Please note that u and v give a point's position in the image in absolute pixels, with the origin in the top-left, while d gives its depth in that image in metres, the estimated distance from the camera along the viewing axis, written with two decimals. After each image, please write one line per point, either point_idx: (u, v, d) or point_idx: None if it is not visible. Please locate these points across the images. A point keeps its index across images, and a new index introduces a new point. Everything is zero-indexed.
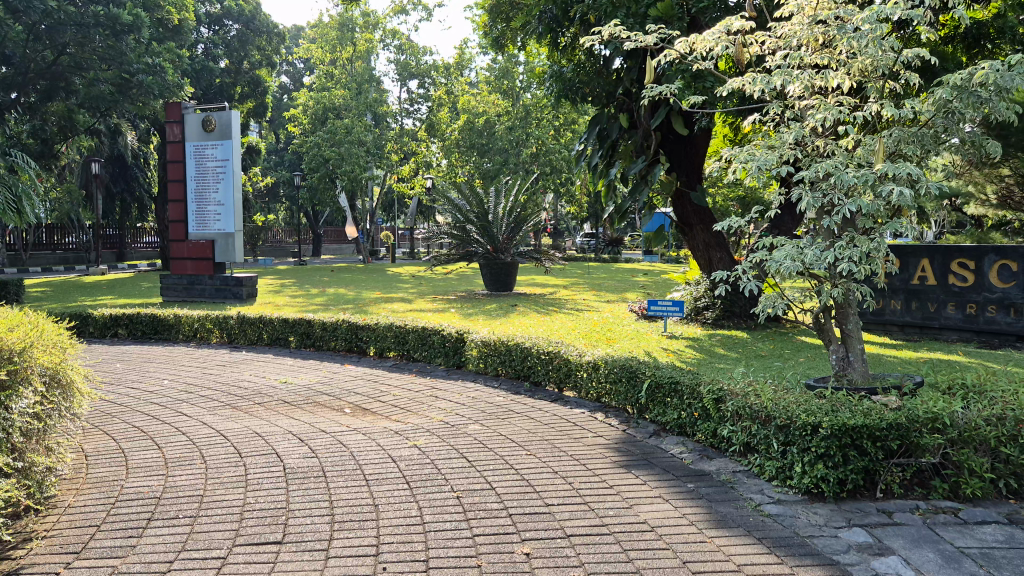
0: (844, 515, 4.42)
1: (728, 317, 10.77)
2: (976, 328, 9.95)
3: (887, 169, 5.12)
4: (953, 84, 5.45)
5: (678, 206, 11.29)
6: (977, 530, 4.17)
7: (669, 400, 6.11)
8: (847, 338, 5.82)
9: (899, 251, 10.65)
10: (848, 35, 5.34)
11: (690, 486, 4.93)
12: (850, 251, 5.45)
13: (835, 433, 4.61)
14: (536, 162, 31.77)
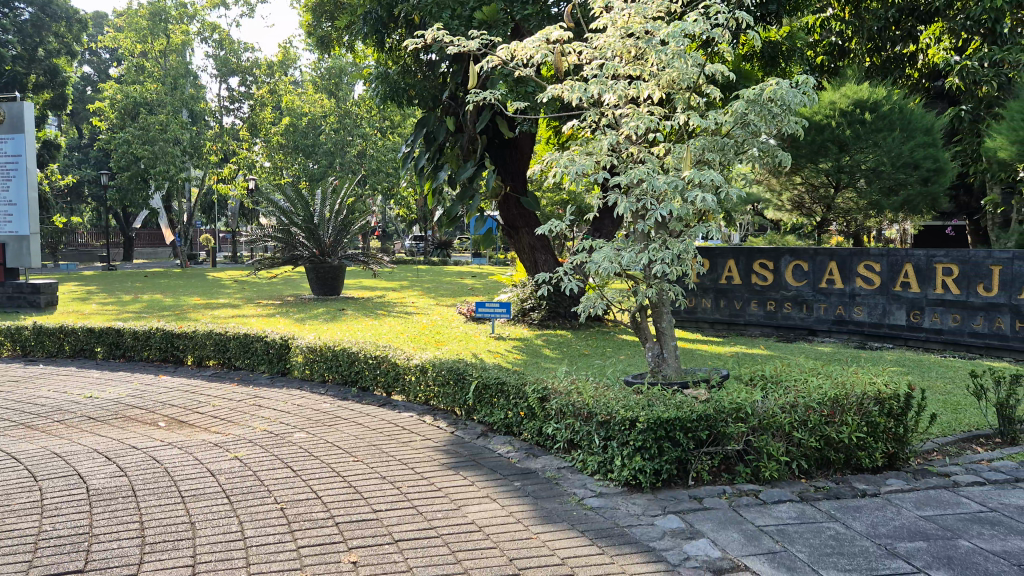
0: (660, 503, 4.67)
1: (553, 317, 11.11)
2: (774, 323, 10.83)
3: (692, 175, 5.48)
4: (748, 99, 5.93)
5: (504, 209, 11.52)
6: (774, 509, 4.54)
7: (496, 400, 6.21)
8: (661, 335, 6.14)
9: (708, 252, 11.42)
10: (657, 49, 5.68)
11: (516, 485, 5.03)
12: (662, 253, 5.78)
13: (651, 426, 4.85)
14: (363, 163, 31.33)
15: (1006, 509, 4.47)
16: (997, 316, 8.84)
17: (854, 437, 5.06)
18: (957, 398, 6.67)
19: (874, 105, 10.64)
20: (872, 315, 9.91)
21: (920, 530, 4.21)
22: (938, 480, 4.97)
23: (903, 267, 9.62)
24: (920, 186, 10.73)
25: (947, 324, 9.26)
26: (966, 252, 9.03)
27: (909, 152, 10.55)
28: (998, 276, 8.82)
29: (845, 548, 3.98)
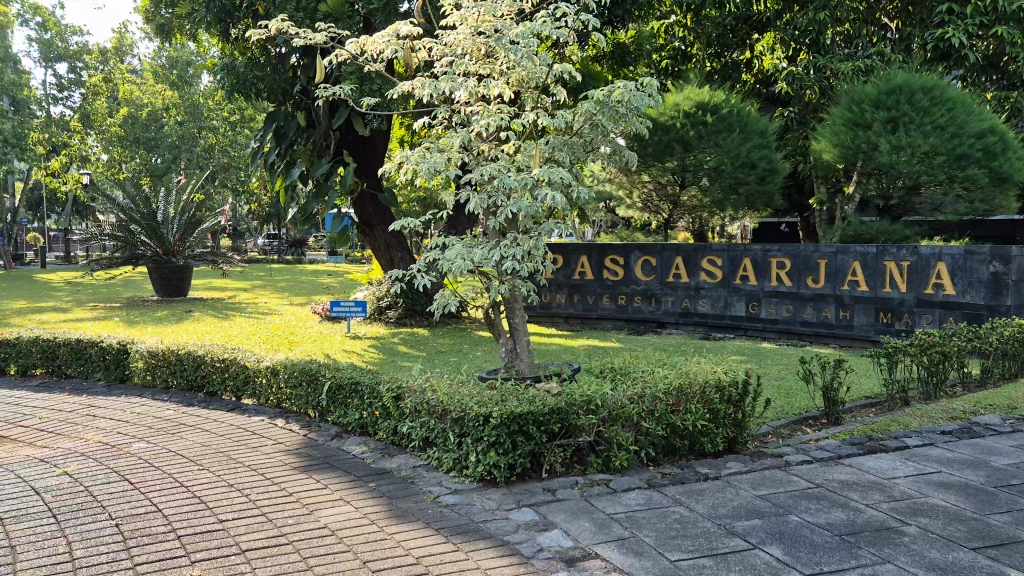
0: (514, 497, 4.73)
1: (410, 315, 11.05)
2: (625, 317, 11.21)
3: (542, 173, 5.59)
4: (596, 99, 6.09)
5: (358, 207, 11.33)
6: (624, 497, 4.69)
7: (350, 401, 6.10)
8: (514, 331, 6.23)
9: (561, 248, 11.69)
10: (506, 48, 5.74)
11: (371, 485, 4.95)
12: (513, 250, 5.87)
13: (504, 421, 4.91)
14: (210, 157, 29.95)
15: (830, 485, 4.82)
16: (824, 305, 9.51)
17: (697, 424, 5.30)
18: (789, 383, 7.14)
19: (714, 107, 11.20)
20: (715, 307, 10.45)
21: (756, 508, 4.46)
22: (771, 461, 5.29)
23: (742, 262, 10.19)
24: (755, 185, 11.40)
25: (781, 314, 9.88)
26: (797, 247, 9.67)
27: (746, 152, 11.22)
28: (825, 268, 9.51)
29: (689, 530, 4.17)
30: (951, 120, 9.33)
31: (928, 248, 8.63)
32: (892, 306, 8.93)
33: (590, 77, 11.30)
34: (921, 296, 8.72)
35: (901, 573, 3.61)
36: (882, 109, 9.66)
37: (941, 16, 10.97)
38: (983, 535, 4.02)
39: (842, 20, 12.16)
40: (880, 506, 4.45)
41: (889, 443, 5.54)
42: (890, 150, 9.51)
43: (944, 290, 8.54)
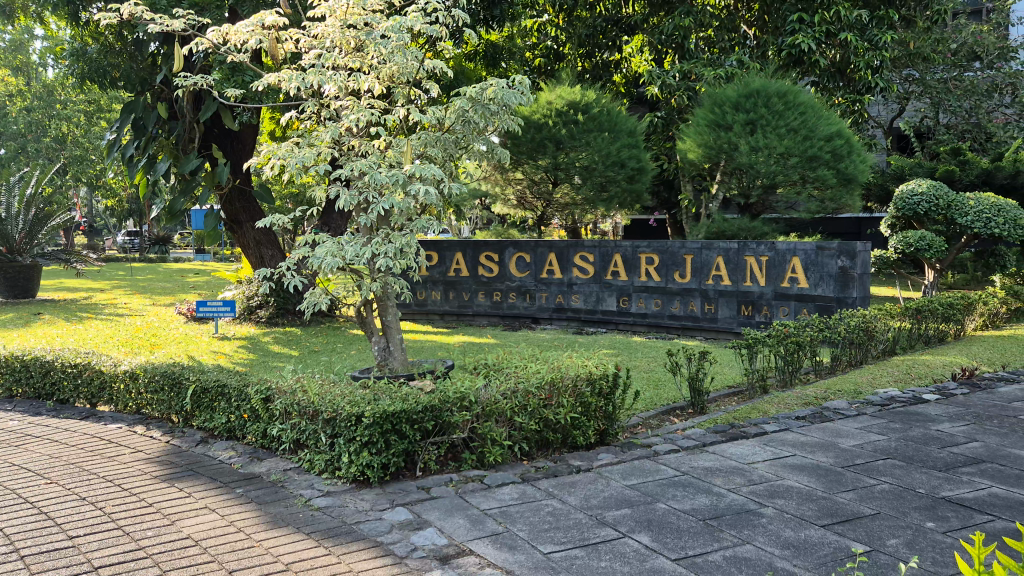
0: (388, 497, 4.67)
1: (281, 314, 10.75)
2: (500, 313, 11.30)
3: (413, 169, 5.56)
4: (467, 96, 6.11)
5: (225, 202, 10.94)
6: (498, 492, 4.72)
7: (216, 404, 5.86)
8: (387, 329, 6.16)
9: (436, 245, 11.67)
10: (376, 41, 5.65)
11: (238, 491, 4.77)
12: (385, 247, 5.82)
13: (376, 420, 4.83)
14: (62, 149, 28.11)
15: (695, 472, 5.01)
16: (690, 299, 9.89)
17: (568, 417, 5.39)
18: (657, 374, 7.40)
19: (585, 107, 11.45)
20: (587, 302, 10.68)
21: (625, 498, 4.59)
22: (641, 451, 5.45)
23: (613, 258, 10.46)
24: (625, 183, 11.72)
25: (650, 308, 10.21)
26: (664, 243, 10.02)
27: (617, 151, 11.47)
28: (690, 263, 9.89)
29: (561, 522, 4.23)
30: (804, 124, 9.90)
31: (784, 244, 9.13)
32: (752, 299, 9.39)
33: (462, 74, 11.34)
34: (778, 290, 9.21)
35: (758, 552, 3.80)
36: (742, 111, 10.15)
37: (793, 24, 11.63)
38: (831, 513, 4.28)
39: (704, 26, 12.65)
40: (740, 490, 4.67)
41: (749, 430, 5.83)
42: (749, 151, 10.02)
43: (799, 283, 9.05)
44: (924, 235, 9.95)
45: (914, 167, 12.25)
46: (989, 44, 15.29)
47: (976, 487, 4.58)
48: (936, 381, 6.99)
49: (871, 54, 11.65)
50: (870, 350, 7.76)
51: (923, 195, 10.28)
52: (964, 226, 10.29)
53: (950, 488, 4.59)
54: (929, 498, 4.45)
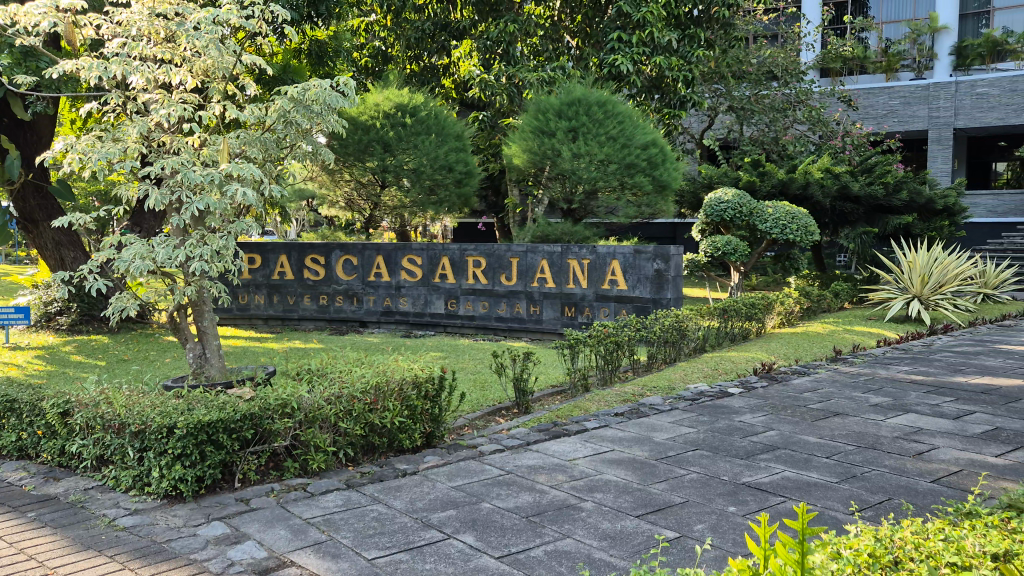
0: (203, 511, 4.44)
1: (85, 321, 10.01)
2: (327, 317, 11.07)
3: (231, 169, 5.36)
4: (289, 96, 5.96)
5: (17, 200, 10.03)
6: (322, 500, 4.61)
7: (5, 421, 5.37)
8: (203, 335, 5.88)
9: (259, 247, 11.26)
10: (189, 32, 5.38)
11: (30, 516, 4.37)
12: (200, 249, 5.55)
13: (190, 431, 4.59)
14: None
15: (519, 470, 5.13)
16: (516, 301, 10.10)
17: (394, 421, 5.35)
18: (483, 376, 7.52)
19: (413, 109, 11.45)
20: (415, 305, 10.67)
21: (451, 499, 4.62)
22: (466, 452, 5.50)
23: (440, 260, 10.51)
24: (454, 187, 11.80)
25: (478, 310, 10.34)
26: (490, 246, 10.19)
27: (444, 155, 11.51)
28: (516, 266, 10.11)
29: (386, 526, 4.20)
30: (622, 132, 10.38)
31: (604, 248, 9.53)
32: (575, 301, 9.74)
33: (284, 74, 10.96)
34: (599, 292, 9.60)
35: (578, 545, 3.95)
36: (565, 119, 10.47)
37: (612, 43, 12.14)
38: (645, 504, 4.51)
39: (529, 35, 12.97)
40: (562, 486, 4.82)
41: (571, 428, 6.03)
42: (571, 158, 10.39)
43: (618, 285, 9.48)
44: (729, 240, 10.68)
45: (721, 176, 13.16)
46: (785, 65, 16.68)
47: (772, 472, 4.99)
48: (739, 376, 7.54)
49: (683, 70, 12.41)
50: (682, 348, 8.25)
51: (728, 203, 11.11)
52: (764, 233, 11.11)
53: (750, 474, 4.97)
54: (731, 485, 4.80)
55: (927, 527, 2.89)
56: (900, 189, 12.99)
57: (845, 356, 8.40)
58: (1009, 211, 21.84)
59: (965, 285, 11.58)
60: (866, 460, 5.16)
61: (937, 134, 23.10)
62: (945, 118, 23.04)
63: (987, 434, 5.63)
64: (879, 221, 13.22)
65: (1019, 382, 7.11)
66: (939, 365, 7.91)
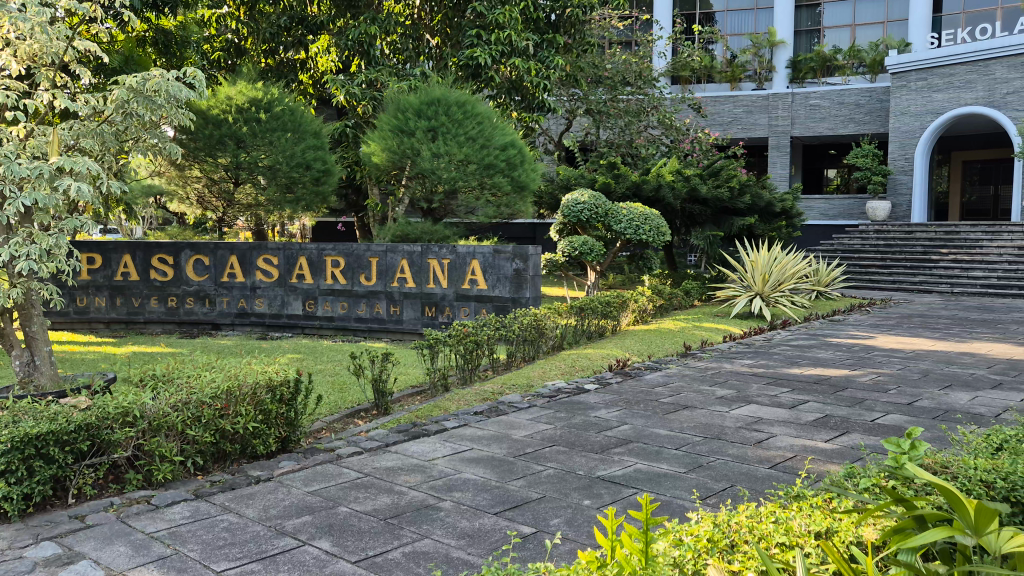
0: (31, 531, 4.13)
1: None
2: (177, 320, 10.55)
3: (61, 162, 5.05)
4: (127, 86, 5.70)
5: None
6: (167, 512, 4.38)
7: None
8: (31, 341, 5.48)
9: (100, 247, 10.58)
10: (11, 14, 5.00)
11: None
12: (28, 248, 5.16)
13: (16, 445, 4.25)
14: None
15: (377, 472, 5.07)
16: (376, 301, 9.98)
17: (247, 426, 5.17)
18: (342, 378, 7.37)
19: (267, 104, 11.09)
20: (271, 306, 10.34)
21: (306, 505, 4.51)
22: (323, 456, 5.39)
23: (297, 260, 10.24)
24: (311, 185, 11.50)
25: (336, 311, 10.14)
26: (349, 246, 10.02)
27: (301, 153, 11.21)
28: (376, 266, 9.99)
29: (237, 537, 4.05)
30: (481, 133, 10.47)
31: (464, 248, 9.57)
32: (435, 301, 9.72)
33: (126, 66, 10.35)
34: (459, 291, 9.64)
35: (436, 545, 3.94)
36: (424, 118, 10.45)
37: (470, 39, 12.24)
38: (503, 501, 4.57)
39: (388, 34, 12.83)
40: (420, 487, 4.81)
41: (430, 427, 6.03)
42: (430, 157, 10.36)
43: (478, 285, 9.55)
44: (586, 241, 10.97)
45: (578, 177, 13.49)
46: (637, 72, 17.30)
47: (625, 465, 5.17)
48: (595, 373, 7.77)
49: (541, 74, 12.67)
50: (540, 346, 8.40)
51: (585, 205, 11.37)
52: (618, 233, 11.48)
53: (604, 468, 5.13)
54: (587, 478, 4.94)
55: (759, 510, 3.08)
56: (743, 192, 13.77)
57: (693, 352, 8.82)
58: (838, 214, 23.61)
59: (801, 283, 12.41)
60: (711, 450, 5.44)
61: (776, 141, 24.64)
62: (783, 126, 24.62)
63: (818, 421, 6.06)
64: (725, 223, 13.96)
65: (846, 372, 7.70)
66: (777, 358, 8.45)
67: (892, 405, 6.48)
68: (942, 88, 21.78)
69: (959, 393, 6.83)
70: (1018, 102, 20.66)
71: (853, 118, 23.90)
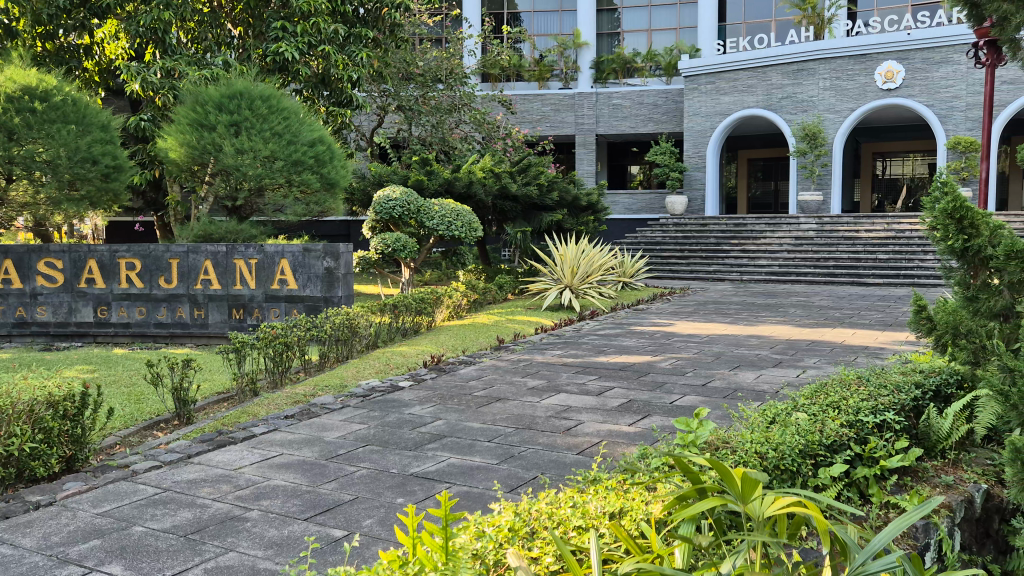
0: None
1: None
2: None
3: None
4: None
5: None
6: None
7: None
8: None
9: None
10: None
11: None
12: None
13: None
14: None
15: (177, 486, 4.79)
16: (177, 305, 9.41)
17: (24, 448, 4.72)
18: (138, 388, 6.92)
19: (44, 94, 10.18)
20: (57, 314, 9.52)
21: (95, 528, 4.19)
22: (116, 473, 5.01)
23: (85, 264, 9.51)
24: (99, 182, 10.68)
25: (133, 317, 9.47)
26: (145, 247, 9.40)
27: (86, 147, 10.40)
28: (176, 268, 9.43)
29: (11, 570, 3.68)
30: (287, 128, 10.16)
31: (272, 247, 9.26)
32: (243, 302, 9.32)
33: None
34: (268, 292, 9.30)
35: (240, 558, 3.78)
36: (225, 113, 9.98)
37: (276, 32, 11.90)
38: (313, 505, 4.46)
39: (184, 20, 12.17)
40: (225, 498, 4.60)
41: (236, 435, 5.77)
42: (233, 153, 9.89)
43: (288, 285, 9.26)
44: (399, 238, 10.91)
45: (391, 174, 13.40)
46: (448, 70, 17.45)
47: (438, 460, 5.20)
48: (409, 370, 7.77)
49: (350, 69, 12.48)
50: (354, 345, 8.29)
51: (397, 202, 11.30)
52: (431, 229, 11.52)
53: (417, 464, 5.13)
54: (400, 476, 4.92)
55: (559, 496, 3.19)
56: (551, 188, 14.27)
57: (506, 345, 9.03)
58: (642, 208, 24.94)
59: (607, 275, 13.03)
60: (522, 440, 5.59)
61: (582, 138, 25.67)
62: (589, 125, 25.69)
63: (622, 406, 6.39)
64: (535, 218, 14.38)
65: (647, 358, 8.17)
66: (585, 347, 8.82)
67: (688, 387, 6.96)
68: (728, 92, 23.58)
69: (746, 372, 7.44)
70: (792, 106, 22.79)
71: (652, 117, 25.36)
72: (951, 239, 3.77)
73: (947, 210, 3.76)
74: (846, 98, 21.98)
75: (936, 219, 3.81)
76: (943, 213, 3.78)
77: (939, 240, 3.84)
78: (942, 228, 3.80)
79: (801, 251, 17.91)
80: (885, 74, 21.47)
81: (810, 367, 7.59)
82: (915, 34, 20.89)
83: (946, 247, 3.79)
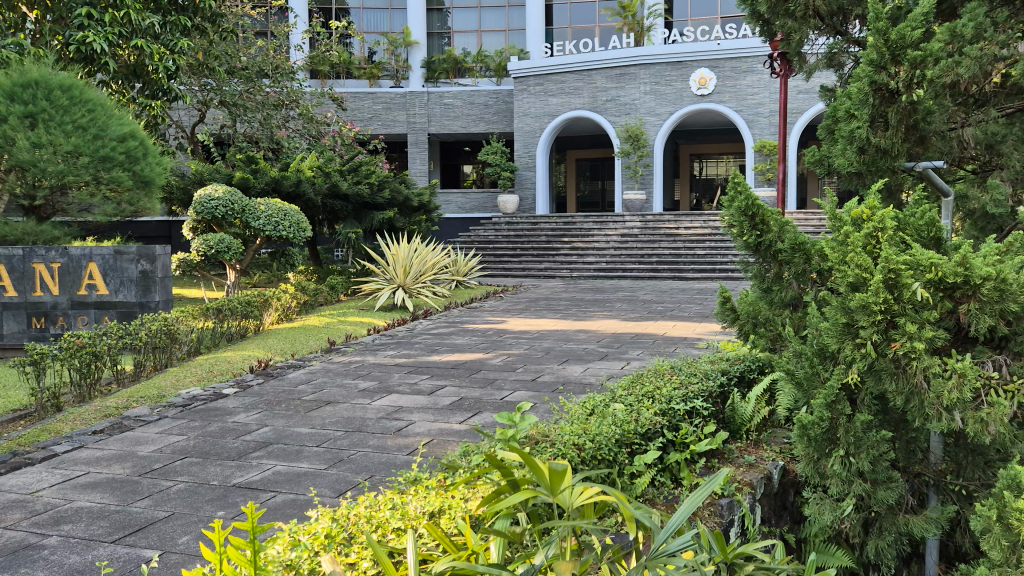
0: None
1: None
2: None
3: None
4: None
5: None
6: None
7: None
8: None
9: None
10: None
11: None
12: None
13: None
14: None
15: None
16: None
17: None
18: None
19: None
20: None
21: None
22: None
23: None
24: None
25: None
26: None
27: None
28: None
29: None
30: (93, 122, 9.49)
31: (78, 249, 8.62)
32: (44, 310, 8.59)
33: None
34: (74, 298, 8.64)
35: None
36: (19, 103, 9.14)
37: (80, 18, 10.92)
38: (123, 526, 4.17)
39: None
40: (19, 525, 4.21)
41: (34, 455, 5.30)
42: (29, 147, 9.10)
43: (98, 290, 8.64)
44: (223, 239, 10.43)
45: (212, 173, 12.78)
46: (274, 64, 16.87)
47: (263, 469, 5.01)
48: (234, 376, 7.44)
49: (166, 60, 11.86)
50: (174, 352, 7.86)
51: (219, 201, 10.81)
52: (257, 230, 11.11)
53: (240, 475, 4.92)
54: (221, 488, 4.70)
55: (379, 498, 3.15)
56: (382, 187, 14.11)
57: (337, 346, 8.85)
58: (476, 207, 25.18)
59: (440, 274, 13.05)
60: (352, 443, 5.49)
61: (415, 137, 25.60)
62: (421, 123, 25.63)
63: (453, 404, 6.41)
64: (366, 217, 14.17)
65: (479, 356, 8.25)
66: (417, 347, 8.79)
67: (518, 382, 7.09)
68: (556, 94, 24.26)
69: (573, 366, 7.68)
70: (616, 109, 23.76)
71: (484, 117, 25.66)
72: (746, 235, 4.04)
73: (741, 208, 4.00)
74: (665, 102, 23.16)
75: (732, 216, 4.04)
76: (738, 212, 4.01)
77: (735, 235, 4.09)
78: (737, 225, 4.04)
79: (628, 248, 18.71)
80: (699, 81, 22.81)
81: (633, 359, 7.93)
82: (724, 44, 22.35)
83: (743, 242, 4.06)
